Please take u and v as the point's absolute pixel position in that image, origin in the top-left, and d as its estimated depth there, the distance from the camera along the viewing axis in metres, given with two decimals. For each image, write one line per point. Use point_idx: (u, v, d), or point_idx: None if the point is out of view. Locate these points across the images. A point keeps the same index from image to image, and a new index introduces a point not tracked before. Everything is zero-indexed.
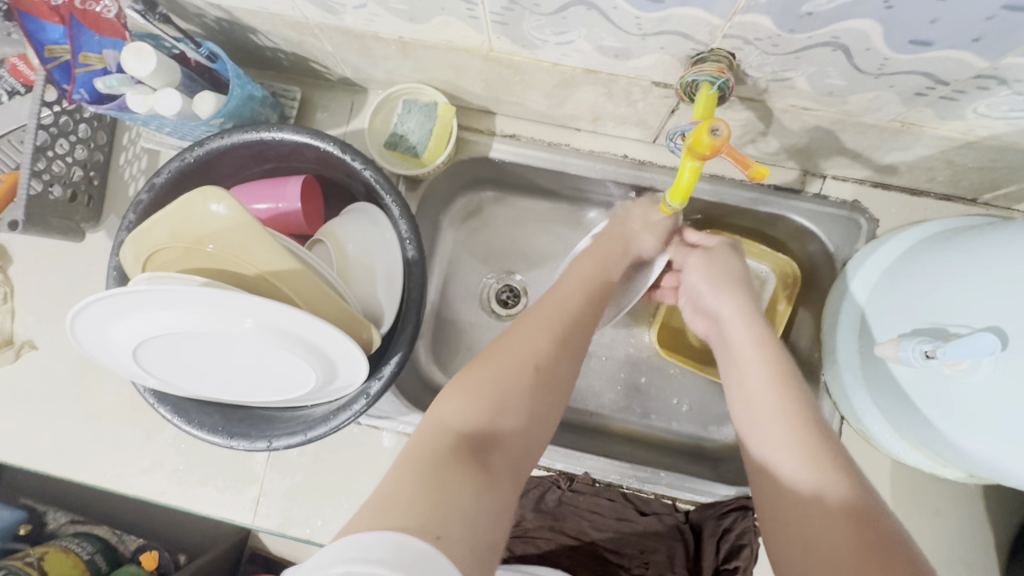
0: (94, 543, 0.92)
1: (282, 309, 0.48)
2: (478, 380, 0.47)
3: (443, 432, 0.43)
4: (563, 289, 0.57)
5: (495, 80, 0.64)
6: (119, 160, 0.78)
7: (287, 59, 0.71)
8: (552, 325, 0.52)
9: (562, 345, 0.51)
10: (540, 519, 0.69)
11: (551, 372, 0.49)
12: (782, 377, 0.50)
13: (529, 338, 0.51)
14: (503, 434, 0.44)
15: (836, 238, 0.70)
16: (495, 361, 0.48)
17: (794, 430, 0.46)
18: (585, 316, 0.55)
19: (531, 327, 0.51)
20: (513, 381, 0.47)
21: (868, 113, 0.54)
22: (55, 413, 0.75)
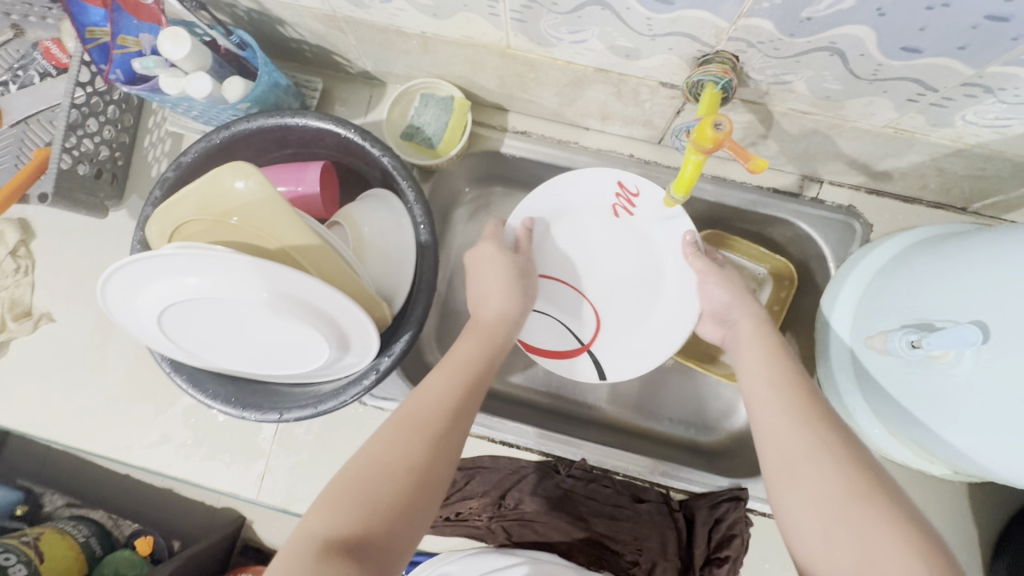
0: (89, 527, 0.97)
1: (303, 279, 0.51)
2: (351, 490, 0.43)
3: (312, 544, 0.39)
4: (455, 353, 0.55)
5: (510, 77, 0.67)
6: (144, 143, 0.81)
7: (311, 51, 0.74)
8: (412, 415, 0.48)
9: (449, 428, 0.48)
10: (539, 504, 0.71)
11: (438, 446, 0.46)
12: (799, 400, 0.50)
13: (411, 421, 0.47)
14: (379, 531, 0.41)
15: (832, 240, 0.73)
16: (367, 473, 0.44)
17: (814, 460, 0.45)
18: (480, 379, 0.53)
19: (398, 426, 0.47)
20: (384, 483, 0.43)
21: (863, 118, 0.57)
22: (69, 384, 0.77)
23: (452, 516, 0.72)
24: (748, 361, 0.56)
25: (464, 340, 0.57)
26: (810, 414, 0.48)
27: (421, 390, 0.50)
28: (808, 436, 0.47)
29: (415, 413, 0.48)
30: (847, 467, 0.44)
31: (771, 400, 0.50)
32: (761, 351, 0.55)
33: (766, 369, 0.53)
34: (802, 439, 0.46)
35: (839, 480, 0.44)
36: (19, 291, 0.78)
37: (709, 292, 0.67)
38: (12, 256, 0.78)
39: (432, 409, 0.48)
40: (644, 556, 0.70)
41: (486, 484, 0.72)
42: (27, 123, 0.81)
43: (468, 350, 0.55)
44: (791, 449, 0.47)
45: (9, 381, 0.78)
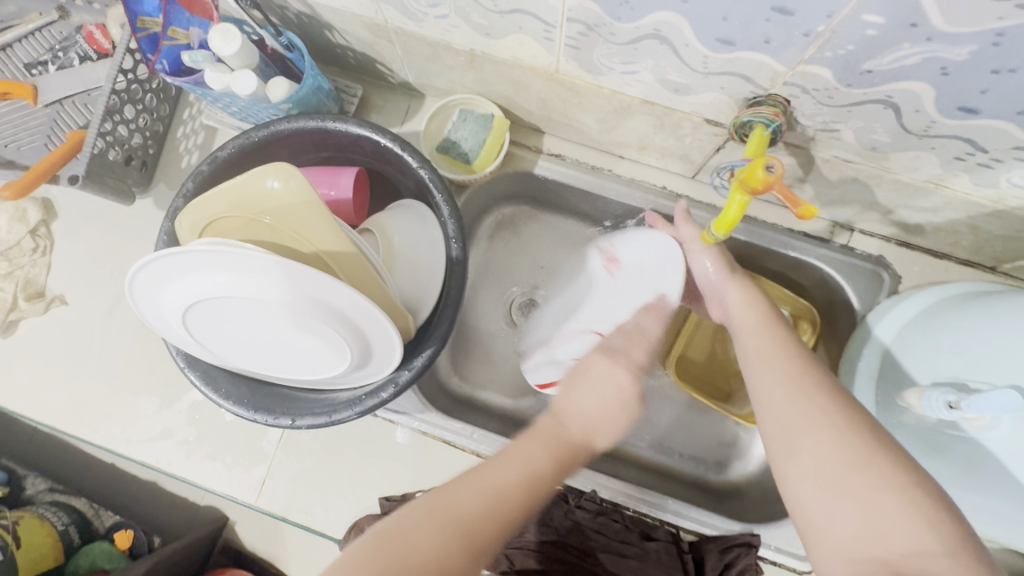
0: (69, 515, 0.94)
1: (336, 284, 0.50)
2: (426, 519, 0.43)
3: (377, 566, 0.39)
4: (521, 449, 0.50)
5: (552, 101, 0.67)
6: (177, 133, 0.80)
7: (354, 58, 0.75)
8: (506, 483, 0.47)
9: (523, 498, 0.46)
10: (544, 533, 0.69)
11: (506, 507, 0.45)
12: (785, 362, 0.52)
13: (461, 525, 0.43)
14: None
15: (860, 290, 0.73)
16: (448, 512, 0.44)
17: (797, 412, 0.47)
18: (562, 465, 0.50)
19: (477, 484, 0.46)
20: (456, 529, 0.43)
21: (906, 172, 0.57)
22: (74, 370, 0.76)
23: None
24: (747, 334, 0.58)
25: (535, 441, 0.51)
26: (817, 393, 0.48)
27: (498, 457, 0.49)
28: (803, 404, 0.47)
29: (493, 473, 0.47)
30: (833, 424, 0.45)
31: (759, 364, 0.53)
32: (756, 324, 0.58)
33: (761, 337, 0.56)
34: (804, 412, 0.46)
35: (839, 447, 0.43)
36: (35, 270, 0.77)
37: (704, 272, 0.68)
38: (32, 234, 0.77)
39: (513, 474, 0.47)
40: None
41: None
42: (62, 104, 0.81)
43: (543, 458, 0.50)
44: (793, 423, 0.47)
45: (14, 361, 0.76)
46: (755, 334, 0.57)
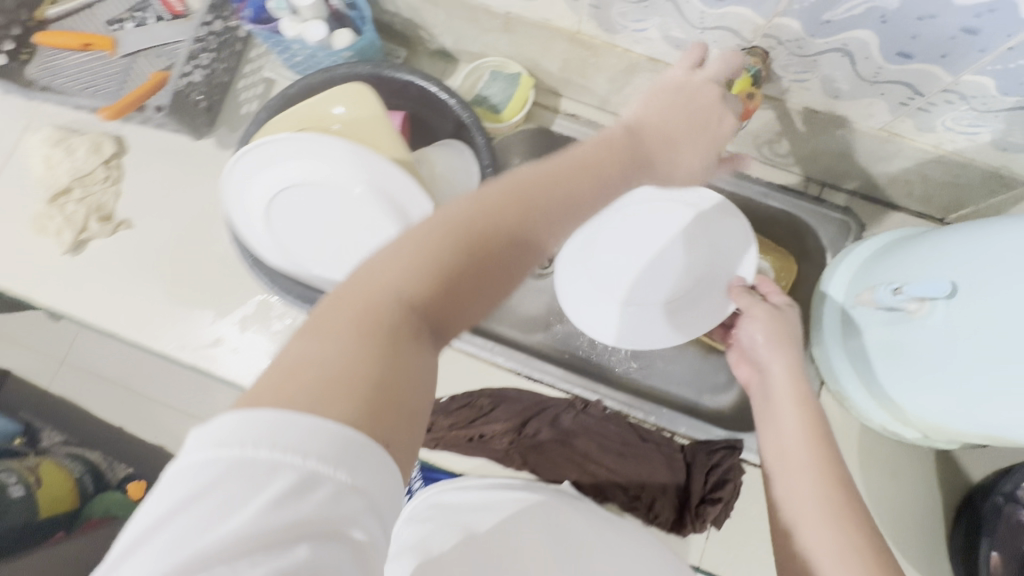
0: (82, 464, 0.96)
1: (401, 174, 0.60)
2: (445, 235, 0.36)
3: (393, 305, 0.34)
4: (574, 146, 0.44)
5: (572, 62, 0.80)
6: (238, 85, 0.90)
7: (400, 24, 0.87)
8: (522, 193, 0.38)
9: (547, 215, 0.39)
10: (555, 435, 0.78)
11: (534, 219, 0.38)
12: (827, 469, 0.47)
13: (498, 200, 0.38)
14: (452, 305, 0.36)
15: (830, 235, 0.85)
16: (460, 226, 0.36)
17: (830, 533, 0.44)
18: (602, 162, 0.43)
19: (506, 194, 0.38)
20: (484, 240, 0.36)
21: (864, 120, 0.69)
22: (137, 285, 0.85)
23: (475, 438, 0.78)
24: (778, 415, 0.53)
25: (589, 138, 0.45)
26: (834, 470, 0.47)
27: (538, 163, 0.41)
28: (837, 522, 0.44)
29: (521, 177, 0.39)
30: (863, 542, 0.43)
31: (800, 465, 0.48)
32: (793, 408, 0.52)
33: (797, 427, 0.51)
34: (835, 536, 0.43)
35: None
36: (106, 196, 0.86)
37: (751, 333, 0.62)
38: (105, 165, 0.87)
39: (539, 179, 0.40)
40: (646, 490, 0.77)
41: (509, 413, 0.79)
42: (136, 57, 0.92)
43: (592, 143, 0.44)
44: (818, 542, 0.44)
45: (82, 276, 0.85)
46: (790, 418, 0.52)
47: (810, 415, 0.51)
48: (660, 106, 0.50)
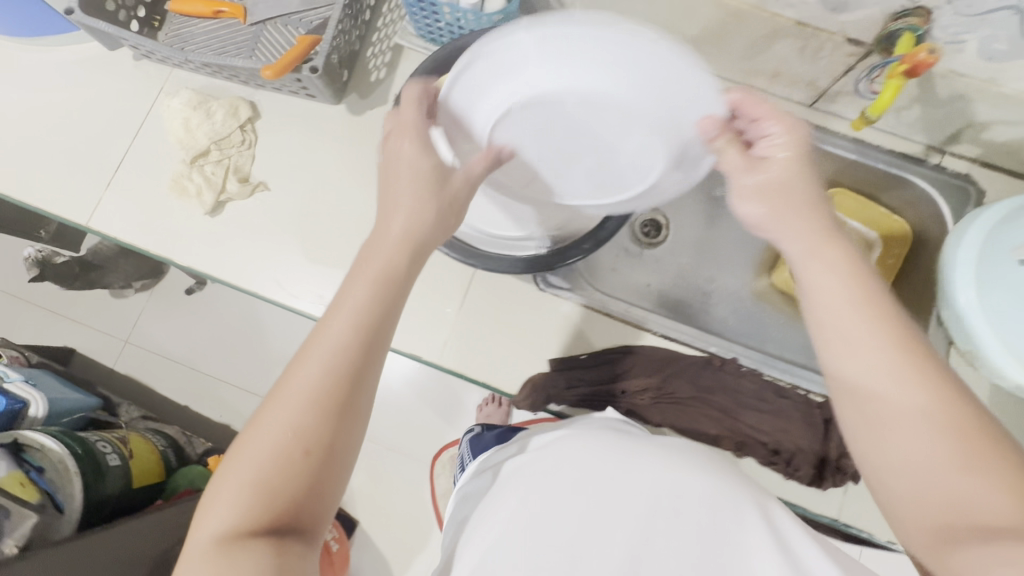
0: (168, 439, 1.15)
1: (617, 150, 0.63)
2: (249, 461, 0.43)
3: (224, 538, 0.40)
4: (346, 298, 0.48)
5: (710, 28, 0.82)
6: (368, 54, 0.92)
7: None
8: (313, 390, 0.44)
9: (334, 396, 0.45)
10: (694, 391, 0.81)
11: (329, 412, 0.44)
12: (901, 346, 0.44)
13: (345, 341, 0.46)
14: (338, 405, 0.45)
15: (950, 201, 0.87)
16: (279, 436, 0.43)
17: (916, 389, 0.42)
18: (373, 323, 0.47)
19: (295, 400, 0.44)
20: (283, 457, 0.43)
21: (1010, 82, 0.72)
22: (276, 246, 0.86)
23: (617, 394, 0.80)
24: (831, 310, 0.47)
25: (360, 283, 0.48)
26: (919, 357, 0.44)
27: (308, 350, 0.46)
28: (908, 379, 0.43)
29: (298, 379, 0.45)
30: (936, 403, 0.41)
31: (861, 340, 0.45)
32: (847, 298, 0.47)
33: (851, 310, 0.46)
34: (921, 401, 0.42)
35: (934, 441, 0.40)
36: (242, 159, 0.88)
37: (748, 212, 0.54)
38: (241, 129, 0.88)
39: (317, 372, 0.45)
40: (785, 445, 0.79)
41: (648, 370, 0.81)
42: (265, 25, 0.93)
43: (362, 290, 0.48)
44: (896, 404, 0.42)
45: (222, 237, 0.87)
46: (845, 307, 0.46)
47: (891, 344, 0.44)
48: (485, 161, 0.58)
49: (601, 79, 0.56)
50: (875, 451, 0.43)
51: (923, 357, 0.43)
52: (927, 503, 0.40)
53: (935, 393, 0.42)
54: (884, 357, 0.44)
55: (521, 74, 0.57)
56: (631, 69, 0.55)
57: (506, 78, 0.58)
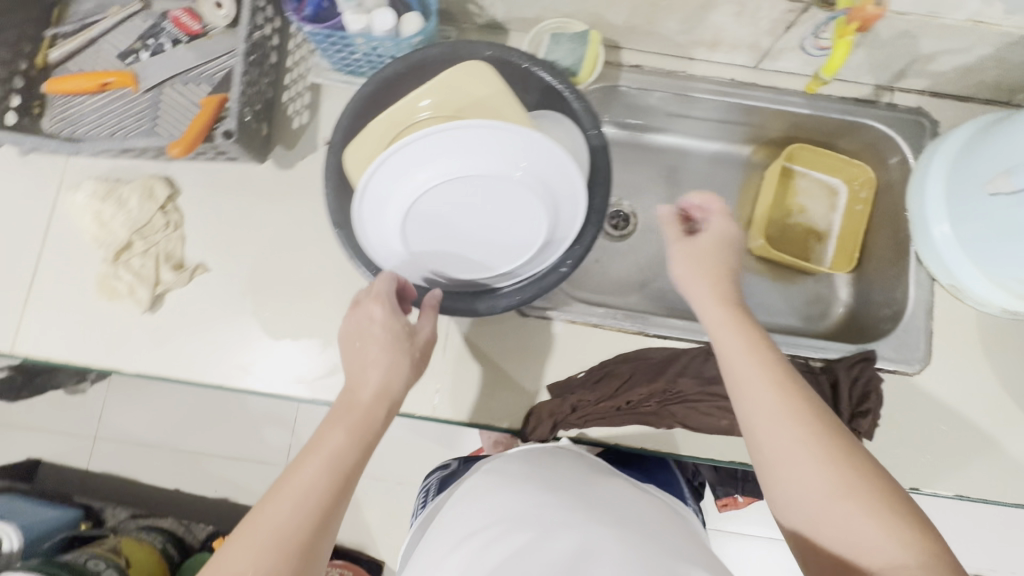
0: None
1: (558, 158, 0.58)
2: None
3: None
4: (322, 443, 0.50)
5: (641, 8, 0.77)
6: (283, 99, 0.84)
7: (445, 2, 0.82)
8: (284, 535, 0.45)
9: (308, 539, 0.46)
10: (699, 386, 0.78)
11: (304, 556, 0.45)
12: (799, 403, 0.54)
13: (310, 489, 0.47)
14: (321, 515, 0.47)
15: (908, 138, 0.86)
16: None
17: (818, 453, 0.50)
18: (348, 477, 0.50)
19: (256, 544, 0.44)
20: None
21: (950, 13, 0.70)
22: (231, 330, 0.79)
23: (623, 406, 0.77)
24: (743, 372, 0.57)
25: (335, 429, 0.51)
26: (809, 409, 0.53)
27: (277, 493, 0.47)
28: (820, 441, 0.51)
29: (263, 520, 0.45)
30: (837, 447, 0.51)
31: (773, 402, 0.54)
32: (754, 362, 0.57)
33: (755, 365, 0.57)
34: (828, 474, 0.49)
35: (822, 478, 0.49)
36: (171, 243, 0.80)
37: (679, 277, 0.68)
38: (163, 210, 0.80)
39: (282, 520, 0.45)
40: None
41: (648, 374, 0.79)
42: (161, 88, 0.84)
43: (342, 438, 0.50)
44: (792, 453, 0.51)
45: (169, 333, 0.78)
46: (754, 367, 0.56)
47: (770, 381, 0.55)
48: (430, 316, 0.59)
49: (499, 157, 0.56)
50: (779, 493, 0.53)
51: (802, 400, 0.54)
52: (823, 535, 0.49)
53: (825, 450, 0.50)
54: (779, 408, 0.54)
55: (408, 176, 0.57)
56: (463, 143, 0.55)
57: (404, 183, 0.57)
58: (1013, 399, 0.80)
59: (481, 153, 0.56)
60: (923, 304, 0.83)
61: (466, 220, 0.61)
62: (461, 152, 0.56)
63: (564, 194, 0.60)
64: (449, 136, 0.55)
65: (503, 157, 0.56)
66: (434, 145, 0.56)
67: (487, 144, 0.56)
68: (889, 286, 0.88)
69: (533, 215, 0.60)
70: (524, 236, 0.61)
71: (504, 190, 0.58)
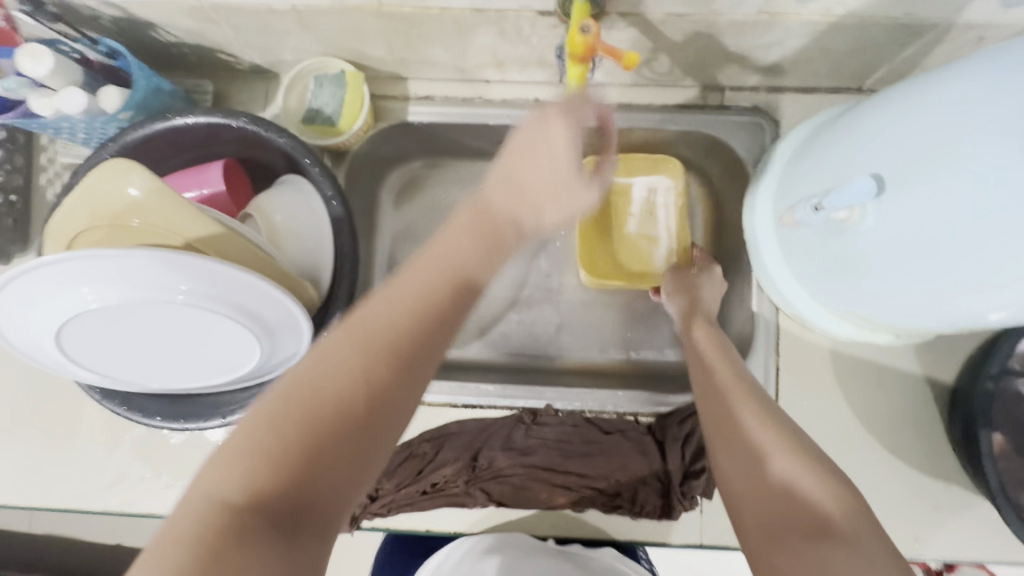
0: None
1: (228, 272, 0.49)
2: (193, 534, 0.33)
3: (223, 508, 0.34)
4: (281, 390, 0.38)
5: (396, 39, 0.67)
6: (41, 181, 0.76)
7: (192, 53, 0.72)
8: (280, 454, 0.36)
9: (321, 442, 0.37)
10: (512, 458, 0.71)
11: (284, 483, 0.35)
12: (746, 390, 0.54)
13: (321, 391, 0.38)
14: (310, 492, 0.36)
15: (744, 143, 0.74)
16: (270, 467, 0.35)
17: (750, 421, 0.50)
18: (347, 413, 0.38)
19: (235, 462, 0.35)
20: (226, 529, 0.33)
21: (735, 10, 0.58)
22: (9, 443, 0.74)
23: (429, 489, 0.70)
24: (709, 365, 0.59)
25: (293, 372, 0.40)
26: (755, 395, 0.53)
27: (235, 439, 0.37)
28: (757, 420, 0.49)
29: (236, 447, 0.36)
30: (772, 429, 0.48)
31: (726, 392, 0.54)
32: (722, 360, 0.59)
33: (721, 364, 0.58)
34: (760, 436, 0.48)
35: (766, 451, 0.47)
36: None
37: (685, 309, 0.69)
38: None
39: (263, 445, 0.36)
40: (624, 484, 0.70)
41: (455, 450, 0.71)
42: None
43: (301, 384, 0.39)
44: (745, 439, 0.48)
45: None
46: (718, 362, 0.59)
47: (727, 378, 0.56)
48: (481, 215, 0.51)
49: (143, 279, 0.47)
50: (724, 481, 0.48)
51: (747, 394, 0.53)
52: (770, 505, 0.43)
53: (765, 424, 0.49)
54: (755, 405, 0.51)
55: (42, 309, 0.48)
56: (91, 270, 0.46)
57: (42, 313, 0.48)
58: (874, 435, 0.71)
59: (116, 277, 0.47)
60: (767, 335, 0.73)
61: (149, 337, 0.53)
62: (92, 279, 0.46)
63: (255, 302, 0.52)
64: (66, 260, 0.45)
65: (148, 279, 0.47)
66: (53, 274, 0.46)
67: (120, 267, 0.46)
68: (739, 313, 0.78)
69: (234, 331, 0.54)
70: (229, 347, 0.56)
71: (171, 311, 0.50)
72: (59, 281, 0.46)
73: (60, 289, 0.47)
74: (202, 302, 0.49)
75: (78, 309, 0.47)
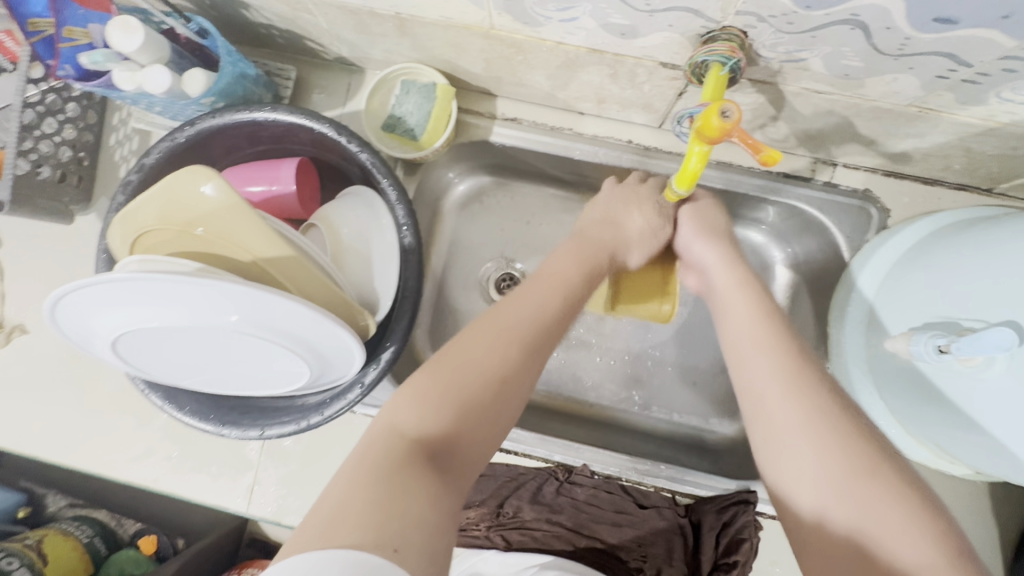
0: None
1: (289, 305, 0.47)
2: (374, 462, 0.38)
3: (397, 438, 0.40)
4: (462, 341, 0.47)
5: (496, 60, 0.62)
6: (110, 141, 0.75)
7: (281, 36, 0.68)
8: (452, 390, 0.43)
9: (476, 399, 0.43)
10: (540, 511, 0.68)
11: (460, 413, 0.42)
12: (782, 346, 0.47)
13: (479, 357, 0.45)
14: (468, 434, 0.42)
15: (847, 229, 0.68)
16: (446, 404, 0.42)
17: (797, 403, 0.43)
18: (511, 377, 0.45)
19: (414, 397, 0.43)
20: (398, 455, 0.38)
21: (885, 97, 0.51)
22: (48, 400, 0.74)
23: None
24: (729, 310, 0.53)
25: (469, 332, 0.48)
26: (803, 365, 0.46)
27: (416, 388, 0.44)
28: (803, 396, 0.43)
29: (423, 382, 0.44)
30: (820, 406, 0.42)
31: (751, 344, 0.48)
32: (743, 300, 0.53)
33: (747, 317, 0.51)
34: (804, 407, 0.42)
35: (841, 455, 0.39)
36: None
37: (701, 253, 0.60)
38: None
39: (449, 380, 0.44)
40: (649, 563, 0.65)
41: (484, 493, 0.70)
42: None
43: (476, 341, 0.46)
44: (790, 418, 0.43)
45: None
46: (740, 312, 0.52)
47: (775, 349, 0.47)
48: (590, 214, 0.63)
49: (201, 303, 0.46)
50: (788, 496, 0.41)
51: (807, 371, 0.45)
52: (827, 537, 0.38)
53: (827, 442, 0.40)
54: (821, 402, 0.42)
55: (105, 315, 0.47)
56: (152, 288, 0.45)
57: (105, 319, 0.48)
58: None
59: (176, 298, 0.45)
60: None
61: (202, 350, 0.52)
62: (154, 297, 0.45)
63: (311, 333, 0.50)
64: (127, 279, 0.44)
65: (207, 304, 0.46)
66: (116, 286, 0.45)
67: (182, 290, 0.45)
68: None
69: (286, 358, 0.52)
70: (279, 368, 0.54)
71: (226, 333, 0.48)
72: (121, 294, 0.45)
73: (121, 302, 0.46)
74: (256, 329, 0.48)
75: (138, 322, 0.47)
